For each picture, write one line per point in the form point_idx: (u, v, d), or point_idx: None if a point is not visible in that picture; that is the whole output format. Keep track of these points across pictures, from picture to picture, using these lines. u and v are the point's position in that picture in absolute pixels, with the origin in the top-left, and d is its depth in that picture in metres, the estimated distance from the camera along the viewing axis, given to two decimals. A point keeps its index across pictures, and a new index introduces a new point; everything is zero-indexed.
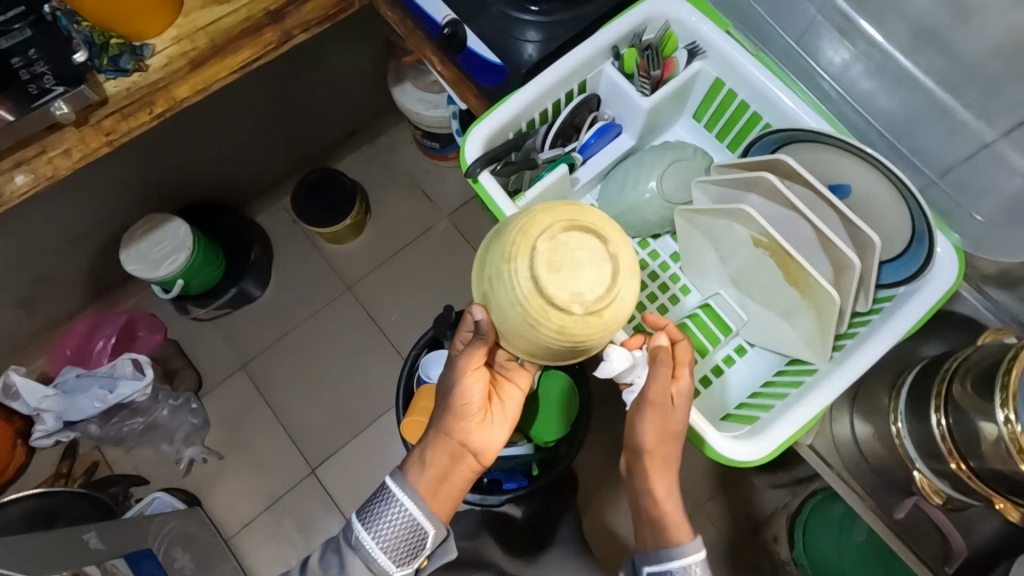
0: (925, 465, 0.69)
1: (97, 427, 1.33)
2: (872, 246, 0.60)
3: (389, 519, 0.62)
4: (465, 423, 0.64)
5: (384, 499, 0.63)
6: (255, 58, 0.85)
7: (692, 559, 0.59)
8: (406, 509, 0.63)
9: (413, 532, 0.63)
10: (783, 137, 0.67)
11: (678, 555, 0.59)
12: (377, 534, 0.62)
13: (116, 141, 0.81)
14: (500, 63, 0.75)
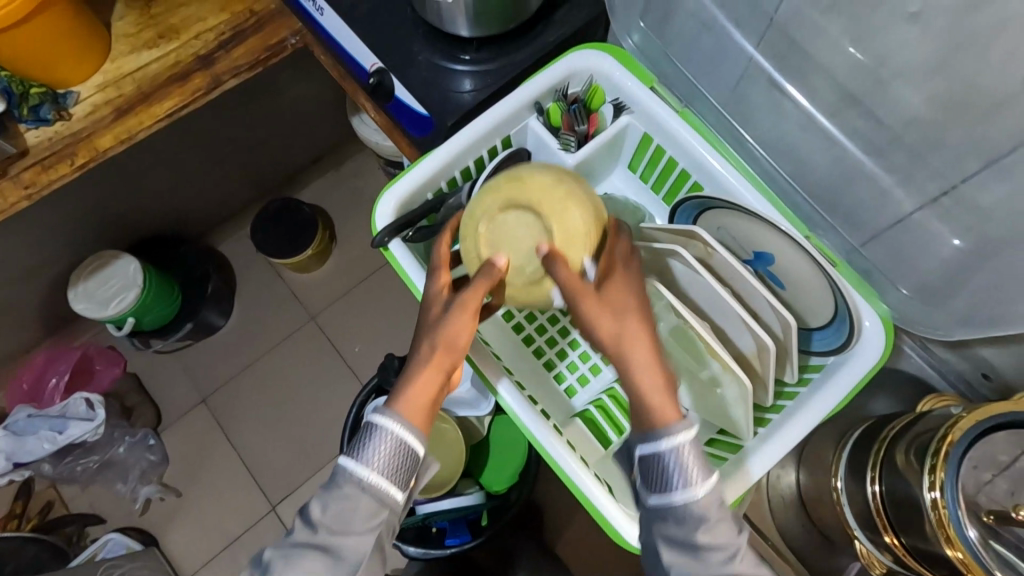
0: (863, 534, 0.66)
1: (51, 467, 1.31)
2: (789, 325, 0.59)
3: (382, 450, 0.53)
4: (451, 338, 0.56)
5: (375, 431, 0.53)
6: (182, 105, 0.83)
7: (685, 435, 0.52)
8: (402, 434, 0.53)
9: (411, 453, 0.54)
10: (704, 203, 0.67)
11: (666, 434, 0.51)
12: (376, 464, 0.53)
13: (36, 194, 0.79)
14: (427, 114, 0.72)
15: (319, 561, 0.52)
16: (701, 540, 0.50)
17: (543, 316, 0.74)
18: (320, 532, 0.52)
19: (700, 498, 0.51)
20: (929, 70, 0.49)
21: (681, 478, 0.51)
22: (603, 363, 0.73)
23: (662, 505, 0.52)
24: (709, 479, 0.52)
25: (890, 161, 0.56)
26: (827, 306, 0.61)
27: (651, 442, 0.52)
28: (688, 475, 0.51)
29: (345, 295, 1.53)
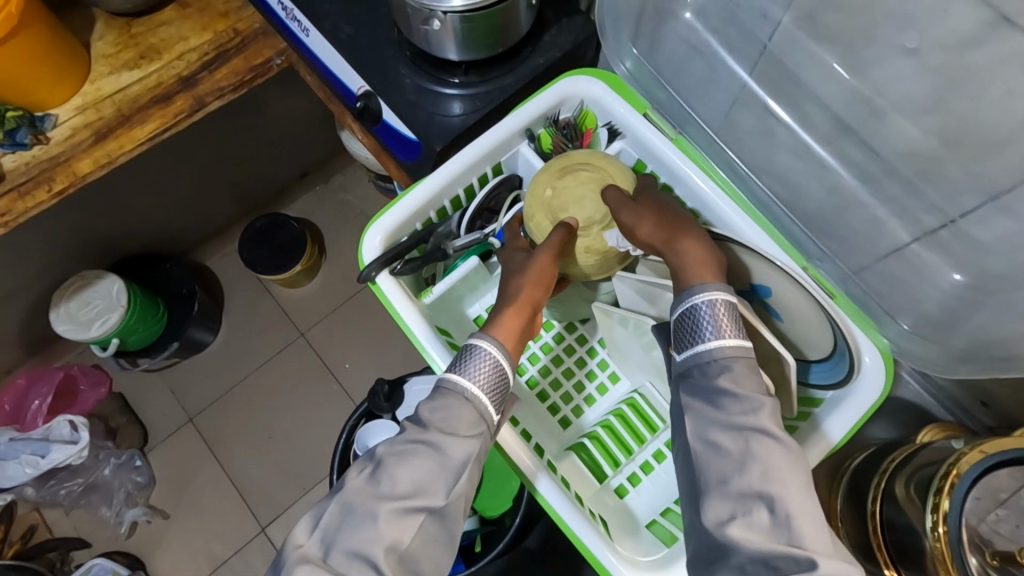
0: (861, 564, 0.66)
1: (33, 491, 1.28)
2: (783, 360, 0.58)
3: (476, 367, 0.55)
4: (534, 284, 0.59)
5: (470, 352, 0.56)
6: (163, 128, 0.80)
7: (720, 293, 0.54)
8: (498, 355, 0.56)
9: (502, 376, 0.56)
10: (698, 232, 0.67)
11: (701, 288, 0.54)
12: (476, 377, 0.55)
13: (11, 221, 0.76)
14: (415, 139, 0.71)
15: (427, 458, 0.52)
16: (722, 384, 0.51)
17: (536, 345, 0.72)
18: (429, 432, 0.53)
19: (729, 347, 0.52)
20: (926, 104, 0.49)
21: (712, 329, 0.53)
22: (598, 394, 0.71)
23: (691, 356, 0.54)
24: (742, 336, 0.53)
25: (888, 191, 0.55)
26: (825, 340, 0.60)
27: (686, 299, 0.54)
28: (720, 325, 0.53)
29: (336, 311, 1.51)
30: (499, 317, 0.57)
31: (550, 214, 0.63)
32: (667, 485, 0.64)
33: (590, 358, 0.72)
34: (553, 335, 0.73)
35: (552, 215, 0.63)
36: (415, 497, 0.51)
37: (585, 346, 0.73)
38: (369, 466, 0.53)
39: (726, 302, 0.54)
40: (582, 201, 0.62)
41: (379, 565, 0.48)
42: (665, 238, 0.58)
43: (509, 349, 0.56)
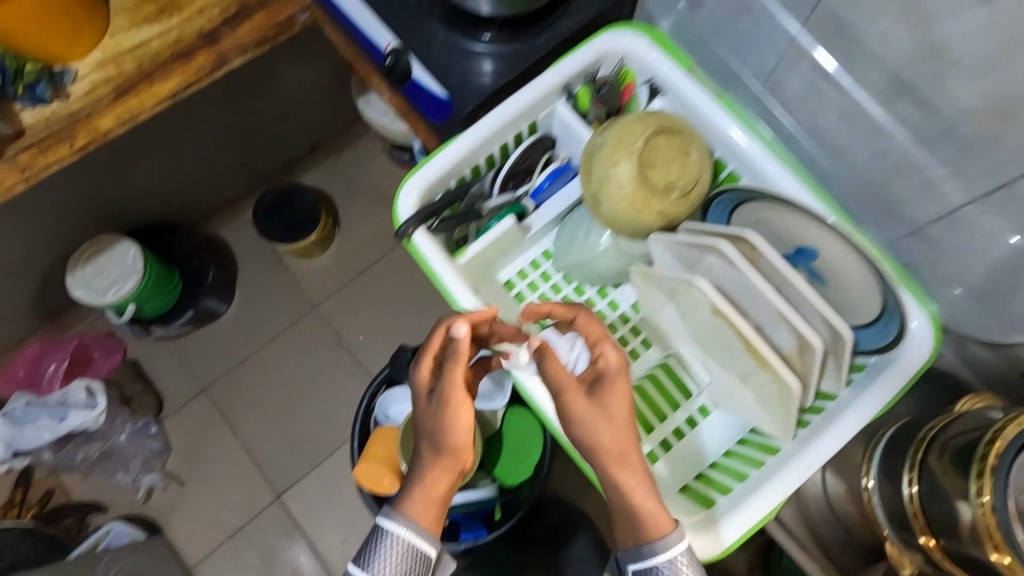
0: (894, 532, 0.66)
1: (50, 455, 1.28)
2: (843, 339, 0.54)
3: (384, 558, 0.51)
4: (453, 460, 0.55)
5: (379, 539, 0.52)
6: (186, 85, 0.78)
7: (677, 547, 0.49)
8: (411, 536, 0.52)
9: (425, 558, 0.53)
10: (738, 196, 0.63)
11: (655, 553, 0.49)
12: (391, 565, 0.51)
13: (33, 177, 0.74)
14: (447, 98, 0.69)
15: None
16: None
17: None
18: None
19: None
20: (989, 61, 0.46)
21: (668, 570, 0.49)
22: (629, 360, 0.68)
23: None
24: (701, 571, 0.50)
25: (945, 154, 0.53)
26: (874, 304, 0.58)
27: (645, 555, 0.49)
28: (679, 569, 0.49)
29: (350, 284, 1.50)
30: (412, 493, 0.54)
31: (639, 164, 0.55)
32: (696, 452, 0.63)
33: (622, 324, 0.69)
34: (584, 300, 0.70)
35: (639, 166, 0.55)
36: None
37: (617, 312, 0.69)
38: None
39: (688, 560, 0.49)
40: (672, 166, 0.55)
41: None
42: (586, 429, 0.52)
43: (423, 526, 0.53)
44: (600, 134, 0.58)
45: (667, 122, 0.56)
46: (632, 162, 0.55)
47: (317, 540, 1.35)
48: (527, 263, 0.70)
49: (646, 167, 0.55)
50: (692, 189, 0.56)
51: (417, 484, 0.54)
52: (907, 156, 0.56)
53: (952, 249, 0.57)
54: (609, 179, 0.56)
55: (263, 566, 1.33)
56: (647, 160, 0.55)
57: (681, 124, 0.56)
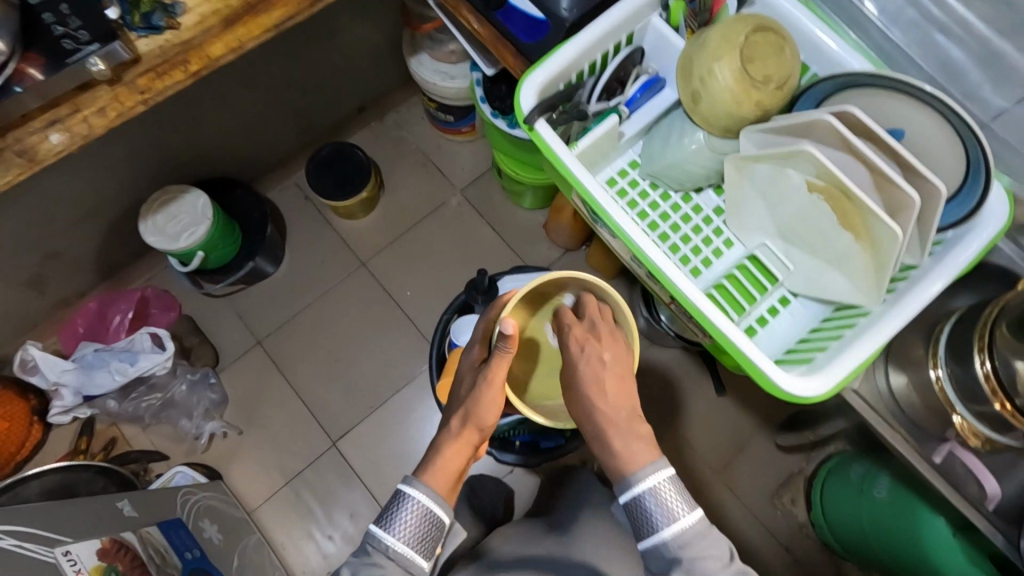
0: (965, 409, 0.71)
1: (117, 403, 1.35)
2: (936, 193, 0.57)
3: (403, 518, 0.63)
4: (481, 421, 0.65)
5: (397, 500, 0.64)
6: (289, 16, 0.84)
7: (660, 478, 0.62)
8: (426, 504, 0.64)
9: (438, 521, 0.64)
10: (838, 83, 0.66)
11: (641, 482, 0.62)
12: (403, 532, 0.63)
13: (151, 100, 0.80)
14: (543, 18, 0.76)
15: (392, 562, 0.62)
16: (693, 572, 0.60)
17: (655, 214, 0.75)
18: (396, 544, 0.63)
19: (678, 523, 0.62)
20: None
21: (664, 514, 0.62)
22: (715, 257, 0.73)
23: (646, 536, 0.63)
24: (687, 506, 0.62)
25: (1019, 42, 0.70)
26: (956, 162, 0.62)
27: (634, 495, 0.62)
28: (669, 507, 0.62)
29: (397, 241, 1.55)
30: (434, 462, 0.65)
31: (738, 59, 0.61)
32: (783, 333, 0.69)
33: (705, 225, 0.74)
34: (669, 204, 0.75)
35: (738, 62, 0.61)
36: (399, 554, 0.63)
37: (700, 215, 0.75)
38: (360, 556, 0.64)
39: (664, 482, 0.62)
40: (768, 59, 0.61)
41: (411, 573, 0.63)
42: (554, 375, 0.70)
43: (435, 498, 0.64)
44: (698, 40, 0.64)
45: (762, 21, 0.61)
46: (731, 58, 0.61)
47: (373, 485, 1.40)
48: (616, 172, 0.76)
49: (745, 64, 0.61)
50: (786, 79, 0.61)
51: (439, 452, 0.66)
52: (991, 44, 0.72)
53: None
54: (709, 78, 0.62)
55: (324, 509, 1.38)
56: (745, 57, 0.61)
57: (772, 22, 0.62)
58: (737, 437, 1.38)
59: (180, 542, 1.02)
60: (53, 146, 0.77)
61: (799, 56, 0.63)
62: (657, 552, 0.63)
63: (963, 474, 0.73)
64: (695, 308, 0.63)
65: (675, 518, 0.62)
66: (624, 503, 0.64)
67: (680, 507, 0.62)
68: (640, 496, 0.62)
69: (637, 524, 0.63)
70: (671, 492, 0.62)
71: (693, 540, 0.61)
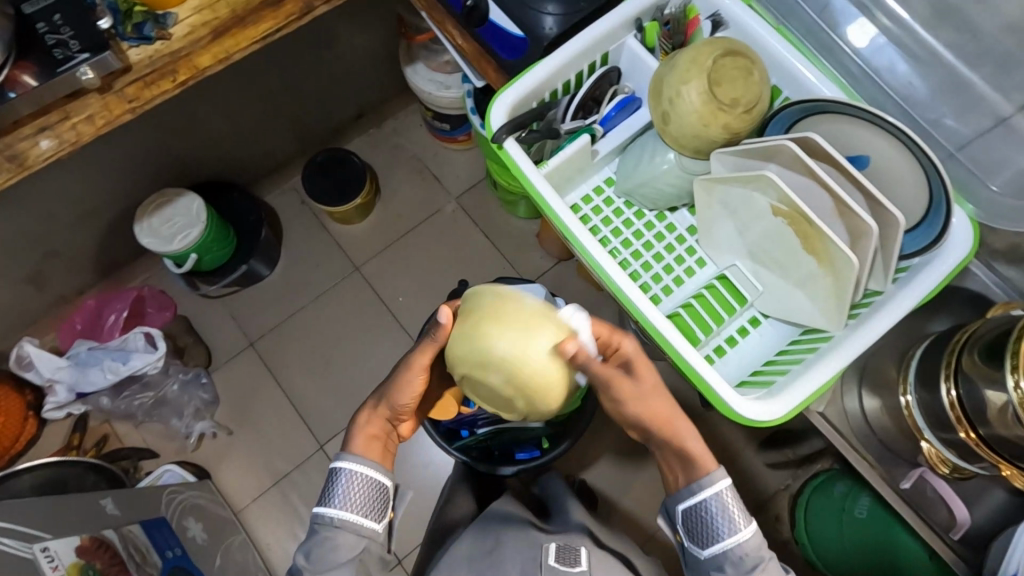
0: (933, 436, 0.70)
1: (109, 400, 1.37)
2: (896, 223, 0.57)
3: (341, 491, 0.66)
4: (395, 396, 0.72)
5: (332, 477, 0.67)
6: (277, 29, 0.85)
7: (725, 487, 0.66)
8: (360, 471, 0.67)
9: (379, 486, 0.68)
10: (805, 108, 0.67)
11: (709, 484, 0.66)
12: (347, 499, 0.66)
13: (139, 108, 0.82)
14: (523, 36, 0.75)
15: (348, 530, 0.65)
16: None
17: (628, 232, 0.75)
18: (342, 511, 0.65)
19: (741, 535, 0.65)
20: None
21: (728, 524, 0.65)
22: (686, 276, 0.73)
23: (710, 544, 0.65)
24: (750, 522, 0.66)
25: (983, 71, 0.70)
26: (921, 190, 0.62)
27: (698, 496, 0.66)
28: (733, 519, 0.65)
29: (391, 247, 1.57)
30: (358, 440, 0.70)
31: (707, 82, 0.61)
32: (751, 354, 0.70)
33: (678, 244, 0.75)
34: (643, 223, 0.76)
35: (706, 85, 0.61)
36: (351, 520, 0.65)
37: (674, 234, 0.75)
38: (311, 543, 0.65)
39: (728, 489, 0.66)
40: (737, 83, 0.61)
41: (368, 530, 0.66)
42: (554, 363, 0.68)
43: (368, 463, 0.68)
44: (669, 62, 0.65)
45: (731, 44, 0.62)
46: (699, 80, 0.61)
47: None
48: (591, 189, 0.76)
49: (713, 86, 0.61)
50: (755, 103, 0.62)
51: (356, 431, 0.71)
52: (956, 74, 0.72)
53: (1004, 147, 0.70)
54: (678, 99, 0.63)
55: (310, 511, 1.39)
56: (713, 79, 0.61)
57: (742, 46, 0.63)
58: (723, 452, 1.37)
59: (162, 542, 1.03)
60: (43, 151, 0.79)
61: (768, 79, 0.63)
62: (723, 559, 0.65)
63: (934, 500, 0.73)
64: (658, 329, 0.64)
65: (739, 527, 0.65)
66: (685, 508, 0.67)
67: (741, 518, 0.66)
68: (708, 500, 0.66)
69: (698, 531, 0.66)
70: (733, 502, 0.66)
71: (756, 546, 0.65)
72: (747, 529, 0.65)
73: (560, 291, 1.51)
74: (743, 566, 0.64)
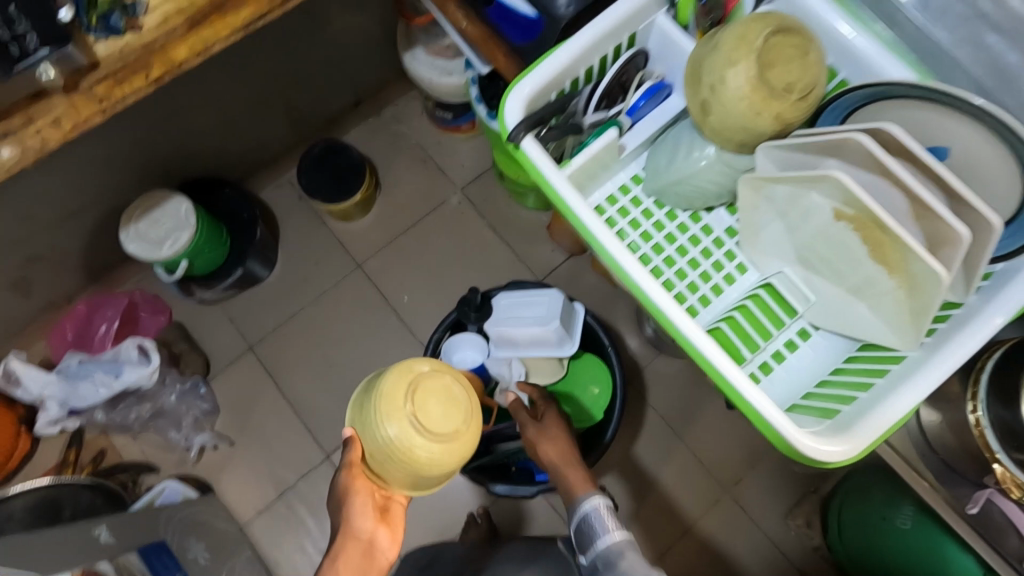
0: (1007, 456, 0.63)
1: (104, 414, 1.31)
2: (988, 229, 0.49)
3: None
4: (356, 525, 0.66)
5: None
6: (259, 15, 0.77)
7: (600, 499, 0.74)
8: None
9: None
10: (869, 95, 0.60)
11: (587, 501, 0.74)
12: None
13: (110, 109, 0.74)
14: (536, 16, 0.67)
15: None
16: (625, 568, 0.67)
17: (660, 235, 0.67)
18: None
19: (616, 538, 0.71)
20: None
21: (603, 529, 0.72)
22: (726, 284, 0.66)
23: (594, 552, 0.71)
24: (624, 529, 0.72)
25: None
26: (1009, 191, 0.56)
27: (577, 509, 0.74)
28: (608, 525, 0.72)
29: (393, 242, 1.49)
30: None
31: (757, 65, 0.53)
32: (801, 374, 0.62)
33: (716, 249, 0.67)
34: (677, 224, 0.68)
35: (755, 67, 0.53)
36: None
37: (711, 237, 0.67)
38: None
39: (605, 503, 0.73)
40: (790, 66, 0.53)
41: None
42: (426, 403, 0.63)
43: None
44: (710, 42, 0.56)
45: (784, 21, 0.53)
46: (747, 62, 0.53)
47: None
48: (617, 188, 0.68)
49: (763, 70, 0.53)
50: (811, 90, 0.53)
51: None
52: None
53: None
54: (720, 85, 0.54)
55: (317, 523, 1.34)
56: (763, 62, 0.53)
57: (796, 23, 0.54)
58: (749, 454, 1.30)
59: (163, 569, 0.97)
60: (3, 160, 0.71)
61: (826, 62, 0.55)
62: (598, 559, 0.70)
63: (1005, 526, 0.66)
64: (702, 353, 0.56)
65: (610, 530, 0.71)
66: (574, 525, 0.74)
67: (615, 525, 0.72)
68: (586, 512, 0.73)
69: (583, 539, 0.73)
70: (609, 513, 0.73)
71: (624, 546, 0.70)
72: (618, 532, 0.71)
73: (574, 286, 1.43)
74: (611, 559, 0.69)
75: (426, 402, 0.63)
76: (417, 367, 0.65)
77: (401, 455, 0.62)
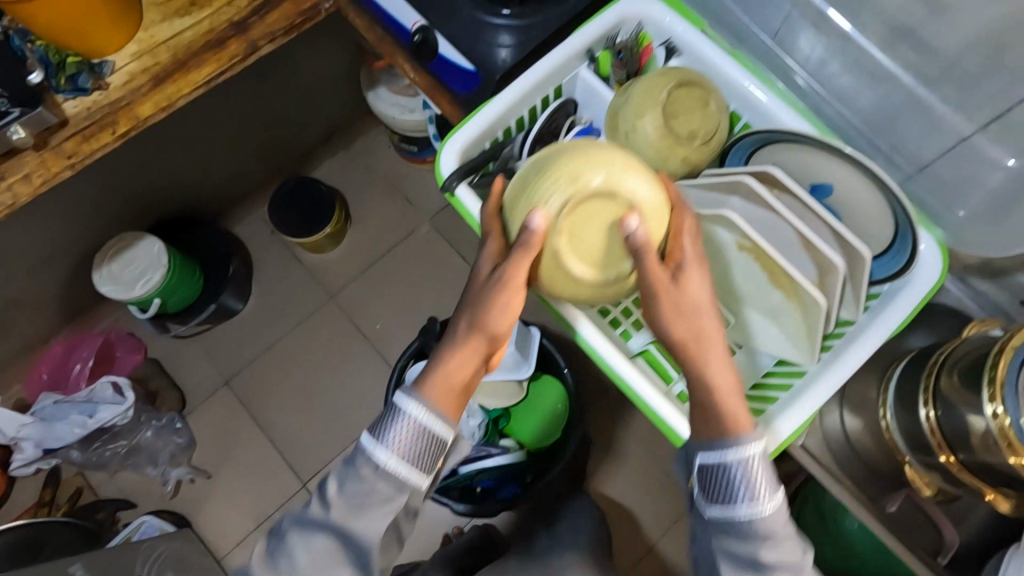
0: (914, 458, 0.69)
1: (79, 453, 1.32)
2: (862, 258, 0.60)
3: (396, 426, 0.57)
4: (489, 305, 0.59)
5: (389, 412, 0.58)
6: (220, 72, 0.83)
7: (755, 449, 0.56)
8: (422, 418, 0.58)
9: (437, 439, 0.58)
10: (760, 139, 0.69)
11: (734, 446, 0.56)
12: (396, 446, 0.57)
13: (78, 164, 0.78)
14: (473, 70, 0.74)
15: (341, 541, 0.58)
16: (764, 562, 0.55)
17: None
18: (339, 517, 0.57)
19: (763, 518, 0.56)
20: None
21: (746, 495, 0.56)
22: None
23: (721, 516, 0.57)
24: (773, 495, 0.56)
25: (943, 92, 0.71)
26: (886, 221, 0.65)
27: (718, 452, 0.57)
28: (755, 492, 0.56)
29: (365, 272, 1.53)
30: (437, 359, 0.60)
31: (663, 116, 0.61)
32: None
33: None
34: None
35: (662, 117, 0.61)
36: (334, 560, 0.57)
37: None
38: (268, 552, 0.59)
39: (757, 456, 0.56)
40: (691, 115, 0.61)
41: None
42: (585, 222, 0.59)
43: (434, 408, 0.58)
44: (621, 94, 0.64)
45: (683, 75, 0.62)
46: (655, 113, 0.61)
47: None
48: None
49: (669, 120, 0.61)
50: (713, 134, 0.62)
51: (442, 363, 0.60)
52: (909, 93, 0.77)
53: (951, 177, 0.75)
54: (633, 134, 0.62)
55: None
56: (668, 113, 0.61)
57: (695, 75, 0.63)
58: None
59: None
60: None
61: (724, 107, 0.64)
62: (725, 527, 0.57)
63: (921, 521, 0.72)
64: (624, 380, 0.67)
65: (758, 500, 0.56)
66: (700, 467, 0.58)
67: (764, 493, 0.56)
68: (731, 464, 0.56)
69: (710, 484, 0.58)
70: (759, 469, 0.56)
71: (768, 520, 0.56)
72: (766, 501, 0.56)
73: None
74: (748, 545, 0.56)
75: (584, 224, 0.59)
76: (587, 178, 0.59)
77: (541, 263, 0.61)
